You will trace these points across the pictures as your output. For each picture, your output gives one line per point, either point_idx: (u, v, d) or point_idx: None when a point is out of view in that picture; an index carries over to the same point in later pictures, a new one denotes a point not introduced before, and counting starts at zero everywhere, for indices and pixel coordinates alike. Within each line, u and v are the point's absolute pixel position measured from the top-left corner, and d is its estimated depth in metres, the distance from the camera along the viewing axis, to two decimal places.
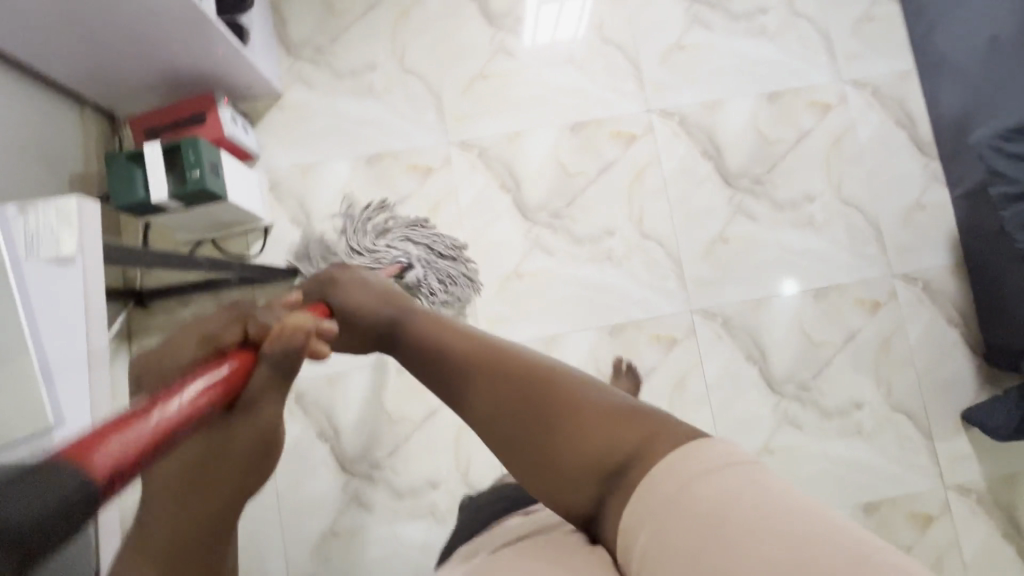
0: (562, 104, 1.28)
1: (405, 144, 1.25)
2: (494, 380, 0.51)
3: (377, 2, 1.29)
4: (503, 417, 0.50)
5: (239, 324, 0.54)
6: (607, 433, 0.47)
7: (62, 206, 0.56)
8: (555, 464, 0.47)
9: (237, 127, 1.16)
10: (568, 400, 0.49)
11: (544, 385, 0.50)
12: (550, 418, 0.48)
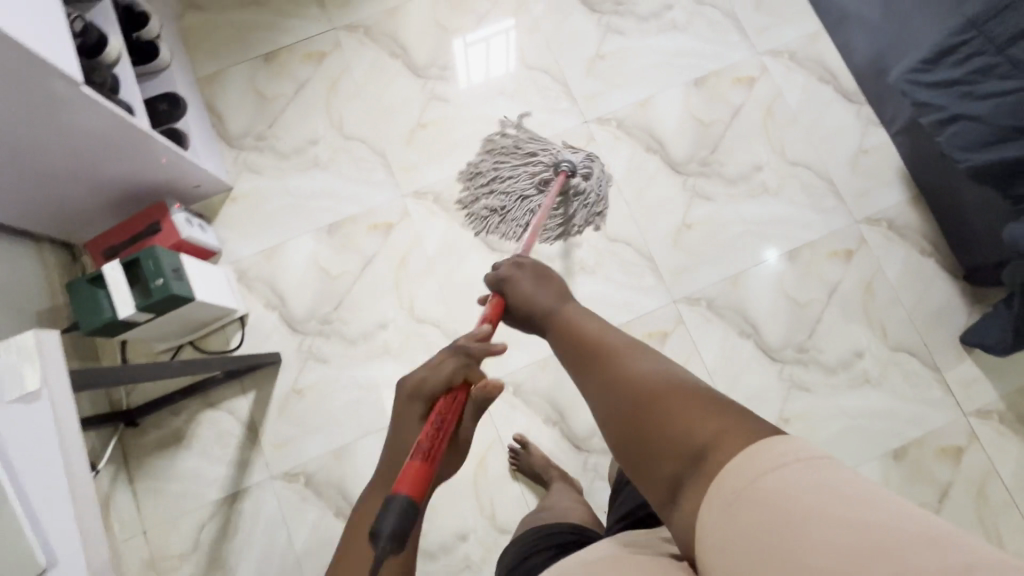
0: (503, 134, 1.32)
1: (362, 207, 1.28)
2: (611, 377, 0.59)
3: (307, 81, 1.34)
4: (612, 403, 0.57)
5: (465, 368, 0.67)
6: (699, 424, 0.51)
7: (19, 344, 0.56)
8: (648, 447, 0.53)
9: (195, 228, 1.17)
10: (675, 391, 0.54)
11: (654, 382, 0.56)
12: (654, 407, 0.54)
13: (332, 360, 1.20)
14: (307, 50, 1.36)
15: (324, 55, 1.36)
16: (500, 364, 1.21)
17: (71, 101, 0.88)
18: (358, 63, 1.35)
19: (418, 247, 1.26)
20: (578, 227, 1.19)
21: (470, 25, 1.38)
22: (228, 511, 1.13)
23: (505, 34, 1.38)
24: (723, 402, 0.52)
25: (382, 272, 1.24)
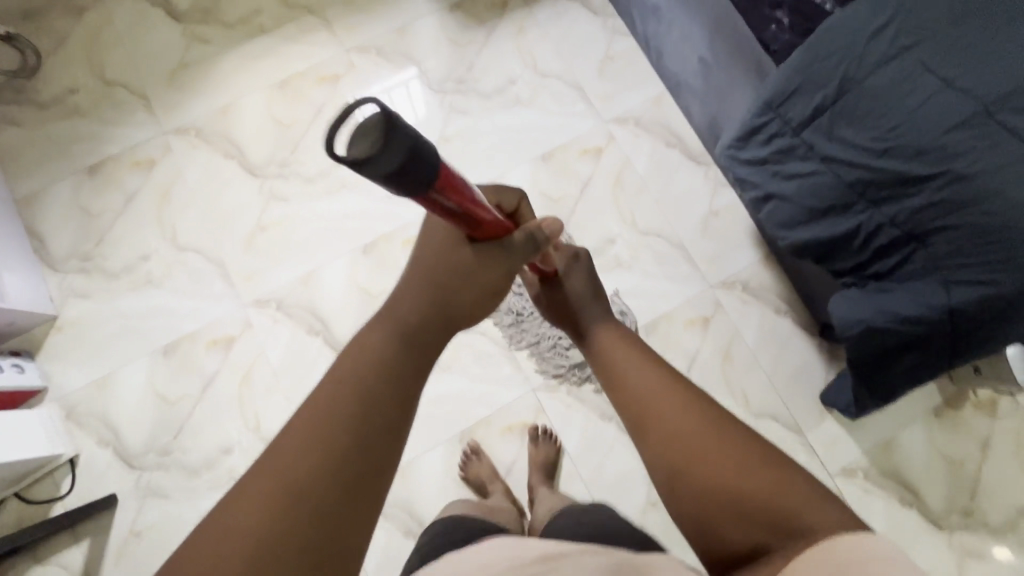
0: (348, 230, 1.27)
1: (200, 323, 1.21)
2: (667, 413, 0.54)
3: (136, 191, 1.27)
4: (665, 436, 0.53)
5: (515, 200, 0.58)
6: (766, 487, 0.47)
7: None
8: (695, 483, 0.50)
9: (4, 373, 1.09)
10: (738, 453, 0.50)
11: (717, 430, 0.51)
12: (720, 449, 0.50)
13: (172, 495, 1.13)
14: (135, 158, 1.29)
15: (153, 162, 1.29)
16: None
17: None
18: (191, 167, 1.29)
19: (261, 361, 1.20)
20: (577, 379, 1.22)
21: (309, 117, 1.33)
22: None
23: None
24: (800, 474, 0.48)
25: (224, 392, 1.18)
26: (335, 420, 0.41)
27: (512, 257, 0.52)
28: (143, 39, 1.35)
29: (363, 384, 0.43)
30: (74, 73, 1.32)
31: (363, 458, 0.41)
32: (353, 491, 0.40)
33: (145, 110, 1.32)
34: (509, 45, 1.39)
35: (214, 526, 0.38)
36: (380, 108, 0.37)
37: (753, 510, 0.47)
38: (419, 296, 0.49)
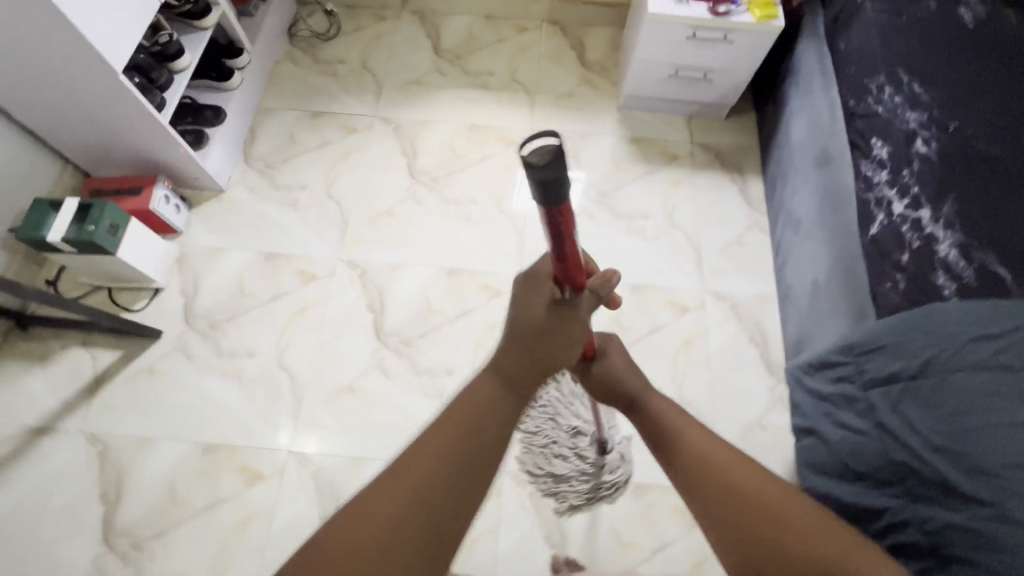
0: (447, 251, 1.45)
1: (302, 252, 1.44)
2: (715, 474, 0.64)
3: (330, 143, 1.60)
4: (710, 494, 0.64)
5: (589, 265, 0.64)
6: (794, 526, 0.57)
7: None
8: (740, 530, 0.60)
9: (168, 206, 1.38)
10: (774, 501, 0.60)
11: (749, 485, 0.62)
12: (757, 503, 0.60)
13: (194, 360, 1.30)
14: (346, 122, 1.63)
15: (355, 130, 1.61)
16: (318, 442, 1.23)
17: (106, 86, 1.13)
18: (376, 147, 1.59)
19: (321, 305, 1.37)
20: (545, 488, 1.19)
21: (476, 158, 1.58)
22: (31, 440, 1.21)
23: (498, 176, 1.55)
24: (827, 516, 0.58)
25: (281, 310, 1.36)
26: (446, 445, 0.51)
27: (581, 321, 0.59)
28: (405, 53, 1.74)
29: (475, 412, 0.53)
30: (349, 51, 1.74)
31: (488, 465, 0.52)
32: (460, 494, 0.50)
33: (375, 96, 1.67)
34: (658, 188, 1.55)
35: (344, 530, 0.47)
36: (558, 142, 0.40)
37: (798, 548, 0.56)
38: (519, 346, 0.57)
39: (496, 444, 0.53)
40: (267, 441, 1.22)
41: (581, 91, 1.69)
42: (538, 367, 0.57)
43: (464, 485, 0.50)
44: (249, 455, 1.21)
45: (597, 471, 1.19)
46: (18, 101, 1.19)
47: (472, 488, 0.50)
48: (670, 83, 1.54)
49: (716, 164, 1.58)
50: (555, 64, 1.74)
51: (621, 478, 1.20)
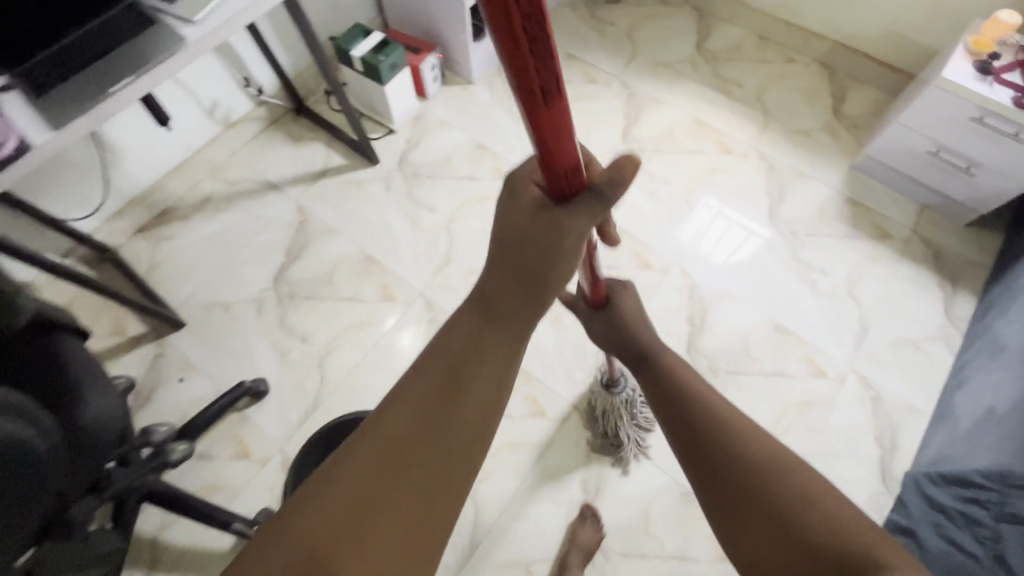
0: (622, 210, 1.52)
1: (505, 155, 1.62)
2: (721, 455, 0.52)
3: (571, 82, 1.75)
4: (724, 487, 0.50)
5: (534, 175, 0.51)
6: (814, 524, 0.45)
7: None
8: (738, 528, 0.48)
9: (432, 73, 1.64)
10: (794, 486, 0.47)
11: (764, 463, 0.49)
12: (772, 494, 0.47)
13: (389, 193, 1.55)
14: (591, 72, 1.77)
15: (595, 81, 1.75)
16: (444, 300, 1.40)
17: None
18: (604, 102, 1.71)
19: None
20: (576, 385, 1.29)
21: (688, 148, 1.62)
22: (262, 190, 1.55)
23: (699, 172, 1.58)
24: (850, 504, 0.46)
25: (468, 190, 1.56)
26: (411, 416, 0.44)
27: (574, 220, 0.48)
28: (671, 38, 1.83)
29: (410, 405, 0.44)
30: (624, 17, 1.87)
31: (430, 468, 0.43)
32: (411, 461, 0.42)
33: (625, 61, 1.79)
34: (852, 256, 1.46)
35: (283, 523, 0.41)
36: None
37: (812, 546, 0.44)
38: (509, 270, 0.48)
39: (469, 398, 0.45)
40: (407, 278, 1.42)
41: (819, 136, 1.64)
42: (472, 366, 0.46)
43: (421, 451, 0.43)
44: (391, 281, 1.42)
45: (594, 411, 1.22)
46: None
47: (437, 456, 0.43)
48: (923, 160, 1.43)
49: (928, 263, 1.45)
50: (806, 103, 1.71)
51: (599, 440, 1.21)
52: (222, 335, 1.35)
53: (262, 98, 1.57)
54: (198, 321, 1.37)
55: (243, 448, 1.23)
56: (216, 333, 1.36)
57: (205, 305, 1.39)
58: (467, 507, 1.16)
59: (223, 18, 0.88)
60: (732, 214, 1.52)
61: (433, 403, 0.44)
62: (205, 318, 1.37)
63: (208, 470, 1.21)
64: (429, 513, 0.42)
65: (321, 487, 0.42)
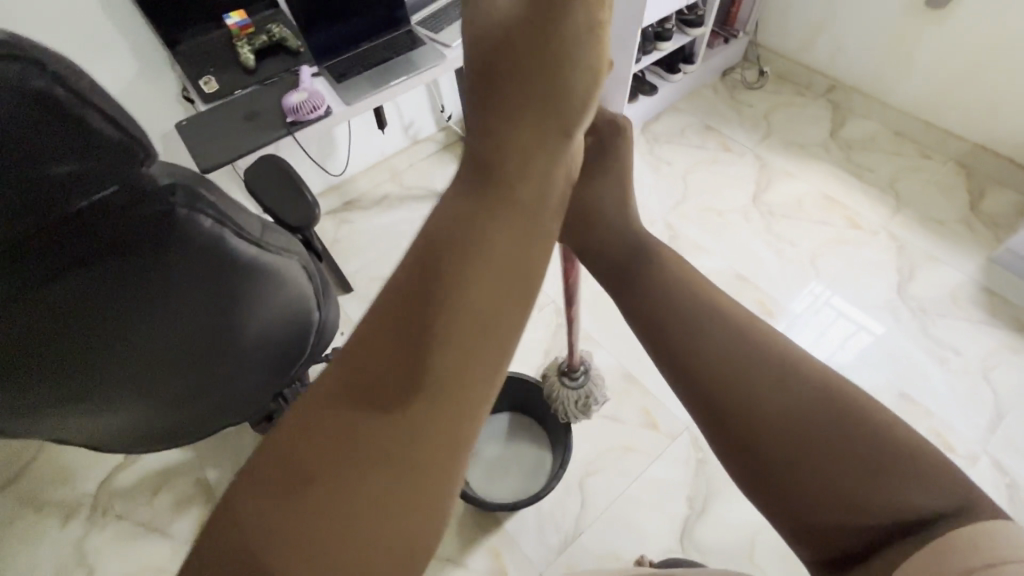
0: (747, 262, 1.62)
1: (641, 198, 1.77)
2: (750, 402, 0.45)
3: (708, 147, 1.92)
4: (757, 442, 0.44)
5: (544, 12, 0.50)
6: (877, 459, 0.41)
7: None
8: (781, 479, 0.43)
9: None
10: (833, 420, 0.43)
11: (799, 395, 0.44)
12: (820, 438, 0.42)
13: None
14: (726, 142, 1.94)
15: (730, 149, 1.91)
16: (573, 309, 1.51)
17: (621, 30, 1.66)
18: (737, 168, 1.86)
19: None
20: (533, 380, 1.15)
21: (817, 218, 1.71)
22: (428, 196, 1.82)
23: (827, 240, 1.66)
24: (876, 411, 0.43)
25: None
26: (389, 343, 0.44)
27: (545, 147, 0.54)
28: (806, 123, 1.99)
29: (375, 345, 0.45)
30: (761, 101, 2.07)
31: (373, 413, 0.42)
32: (394, 363, 0.44)
33: (760, 138, 1.95)
34: (986, 342, 1.44)
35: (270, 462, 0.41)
36: None
37: (859, 465, 0.41)
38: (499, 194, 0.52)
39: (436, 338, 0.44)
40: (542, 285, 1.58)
41: (954, 226, 1.68)
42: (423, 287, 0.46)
43: (407, 349, 0.44)
44: None
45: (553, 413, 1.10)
46: None
47: (406, 376, 0.43)
48: None
49: None
50: (941, 195, 1.76)
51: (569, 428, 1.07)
52: None
53: (446, 123, 1.90)
54: (361, 290, 1.60)
55: None
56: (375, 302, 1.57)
57: (369, 279, 1.62)
58: (575, 493, 1.22)
59: None
60: (840, 305, 1.53)
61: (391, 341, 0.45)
62: (368, 289, 1.60)
63: None
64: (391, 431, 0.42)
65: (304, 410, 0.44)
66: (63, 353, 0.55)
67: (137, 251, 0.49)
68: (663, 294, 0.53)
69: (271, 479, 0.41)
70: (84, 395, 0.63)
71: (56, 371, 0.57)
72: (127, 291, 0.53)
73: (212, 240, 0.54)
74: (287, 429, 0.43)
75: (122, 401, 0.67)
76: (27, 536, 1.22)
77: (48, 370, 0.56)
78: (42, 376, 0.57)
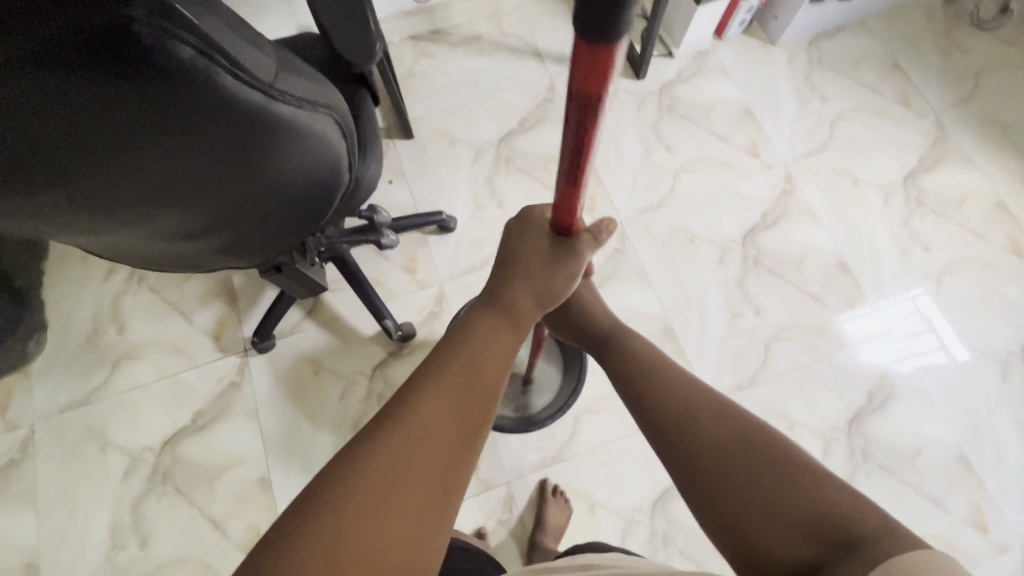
0: (861, 251, 1.34)
1: (770, 132, 1.44)
2: (690, 433, 0.52)
3: (883, 92, 1.50)
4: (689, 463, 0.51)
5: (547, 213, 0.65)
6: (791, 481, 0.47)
7: None
8: (717, 501, 0.48)
9: (743, 15, 1.45)
10: (761, 454, 0.48)
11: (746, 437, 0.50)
12: (751, 464, 0.48)
13: (639, 111, 1.45)
14: (909, 93, 1.50)
15: (910, 104, 1.48)
16: (637, 239, 1.33)
17: None
18: (904, 132, 1.46)
19: (739, 175, 1.39)
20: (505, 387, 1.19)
21: (975, 227, 1.37)
22: (524, 51, 1.53)
23: (971, 258, 1.34)
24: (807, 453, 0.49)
25: (717, 148, 1.42)
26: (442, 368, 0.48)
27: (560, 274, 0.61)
28: None
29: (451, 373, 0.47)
30: (983, 50, 1.55)
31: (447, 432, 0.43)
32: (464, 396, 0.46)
33: (954, 100, 1.49)
34: None
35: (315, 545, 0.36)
36: None
37: (774, 480, 0.47)
38: (524, 293, 0.59)
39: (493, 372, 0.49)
40: (614, 199, 1.36)
41: None
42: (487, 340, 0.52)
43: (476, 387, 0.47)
44: (597, 195, 1.36)
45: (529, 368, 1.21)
46: None
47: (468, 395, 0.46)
48: None
49: None
50: None
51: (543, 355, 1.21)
52: (434, 164, 1.41)
53: None
54: (419, 140, 1.43)
55: (412, 264, 1.32)
56: (430, 159, 1.42)
57: (431, 129, 1.44)
58: (568, 423, 1.19)
59: None
60: (937, 319, 1.30)
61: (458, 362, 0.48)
62: (426, 141, 1.43)
63: (376, 266, 1.32)
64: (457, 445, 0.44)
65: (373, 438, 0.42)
66: (31, 181, 0.46)
67: (92, 58, 0.37)
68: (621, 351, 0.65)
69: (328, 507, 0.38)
70: (64, 222, 0.54)
71: (28, 198, 0.48)
72: (96, 120, 0.41)
73: (197, 75, 0.40)
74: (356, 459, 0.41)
75: (113, 232, 0.58)
76: (73, 278, 1.31)
77: (17, 196, 0.47)
78: (13, 200, 0.48)
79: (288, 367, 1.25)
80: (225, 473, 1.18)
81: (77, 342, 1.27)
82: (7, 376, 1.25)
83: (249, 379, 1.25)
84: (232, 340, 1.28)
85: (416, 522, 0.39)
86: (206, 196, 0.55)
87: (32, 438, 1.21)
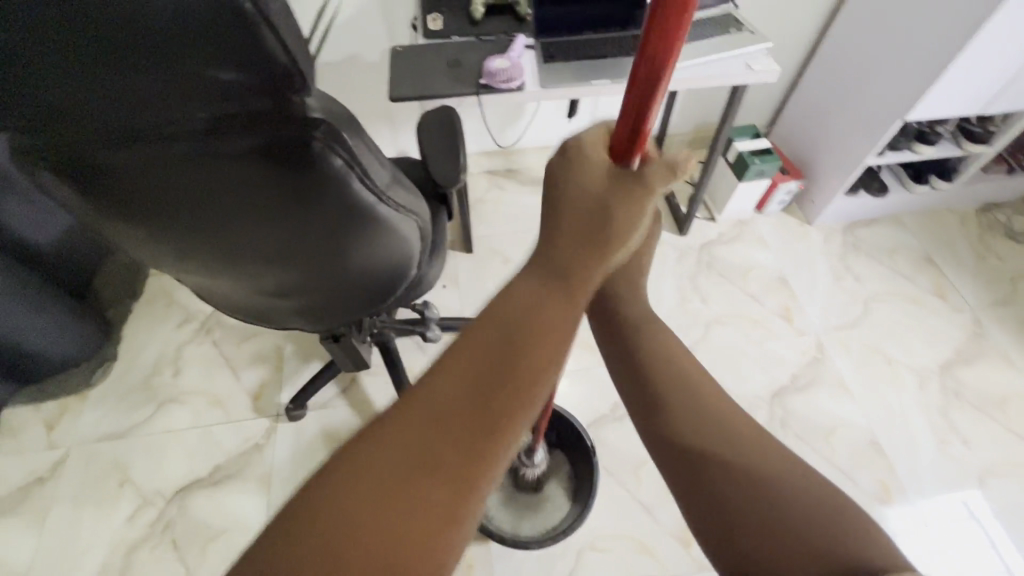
0: (896, 433, 1.31)
1: (804, 301, 1.52)
2: (707, 428, 0.49)
3: (918, 282, 1.57)
4: (677, 449, 0.49)
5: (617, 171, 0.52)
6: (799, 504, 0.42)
7: (772, 67, 1.11)
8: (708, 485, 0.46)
9: (781, 195, 1.62)
10: (756, 464, 0.45)
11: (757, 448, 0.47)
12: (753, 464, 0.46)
13: (679, 262, 1.58)
14: (944, 287, 1.56)
15: (944, 298, 1.54)
16: None
17: (873, 120, 1.38)
18: (939, 323, 1.49)
19: (770, 336, 1.45)
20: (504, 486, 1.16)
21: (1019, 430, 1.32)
22: None
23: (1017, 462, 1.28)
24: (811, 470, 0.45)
25: (750, 307, 1.50)
26: (491, 329, 0.44)
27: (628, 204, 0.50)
28: None
29: (502, 333, 0.44)
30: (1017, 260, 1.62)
31: (486, 397, 0.40)
32: (512, 351, 0.43)
33: (991, 301, 1.54)
34: None
35: (347, 503, 0.35)
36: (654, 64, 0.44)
37: (797, 513, 0.41)
38: (580, 222, 0.50)
39: (538, 323, 0.45)
40: None
41: None
42: (523, 288, 0.48)
43: (527, 343, 0.43)
44: None
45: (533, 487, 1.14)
46: (809, 84, 1.57)
47: (514, 352, 0.43)
48: None
49: None
50: None
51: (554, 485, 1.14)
52: (486, 277, 1.56)
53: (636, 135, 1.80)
54: (477, 255, 1.60)
55: None
56: (484, 272, 1.57)
57: (489, 248, 1.62)
58: (570, 556, 1.14)
59: (689, 77, 1.08)
60: (991, 533, 1.20)
61: (514, 318, 0.45)
62: (484, 257, 1.60)
63: (415, 359, 1.41)
64: (488, 411, 0.40)
65: (409, 405, 0.40)
66: (192, 232, 0.58)
67: (274, 166, 0.50)
68: (654, 352, 0.58)
69: (363, 468, 0.36)
70: (193, 263, 0.66)
71: (180, 240, 0.60)
72: (256, 196, 0.54)
73: (337, 179, 0.54)
74: (390, 425, 0.39)
75: (220, 276, 0.70)
76: (153, 321, 1.48)
77: (174, 240, 0.60)
78: (171, 243, 0.60)
79: (309, 440, 1.30)
80: (221, 535, 1.19)
81: (135, 379, 1.39)
82: (66, 396, 1.36)
83: (272, 444, 1.30)
84: (267, 403, 1.36)
85: (449, 488, 0.37)
86: (306, 262, 0.68)
87: (65, 459, 1.28)
